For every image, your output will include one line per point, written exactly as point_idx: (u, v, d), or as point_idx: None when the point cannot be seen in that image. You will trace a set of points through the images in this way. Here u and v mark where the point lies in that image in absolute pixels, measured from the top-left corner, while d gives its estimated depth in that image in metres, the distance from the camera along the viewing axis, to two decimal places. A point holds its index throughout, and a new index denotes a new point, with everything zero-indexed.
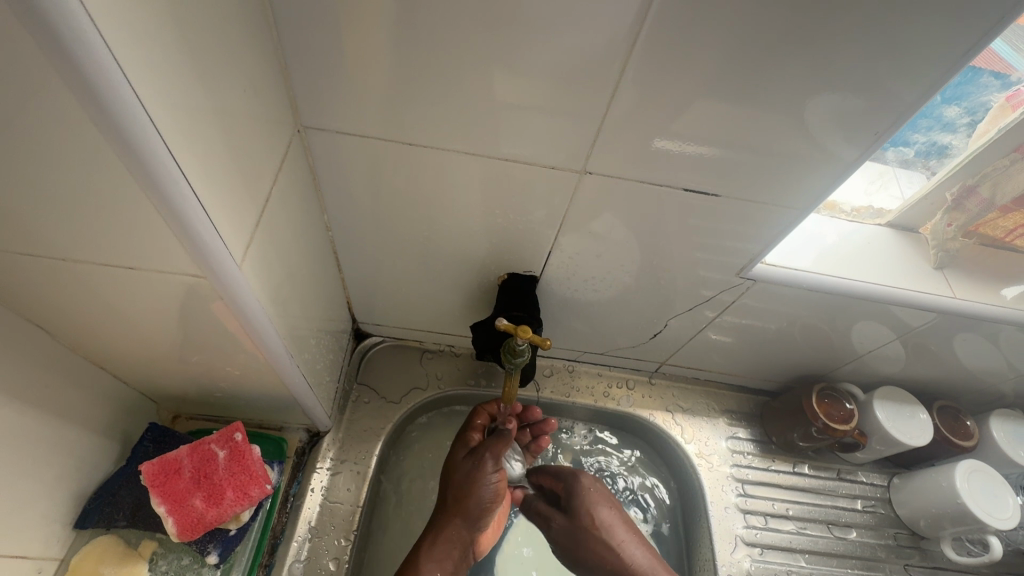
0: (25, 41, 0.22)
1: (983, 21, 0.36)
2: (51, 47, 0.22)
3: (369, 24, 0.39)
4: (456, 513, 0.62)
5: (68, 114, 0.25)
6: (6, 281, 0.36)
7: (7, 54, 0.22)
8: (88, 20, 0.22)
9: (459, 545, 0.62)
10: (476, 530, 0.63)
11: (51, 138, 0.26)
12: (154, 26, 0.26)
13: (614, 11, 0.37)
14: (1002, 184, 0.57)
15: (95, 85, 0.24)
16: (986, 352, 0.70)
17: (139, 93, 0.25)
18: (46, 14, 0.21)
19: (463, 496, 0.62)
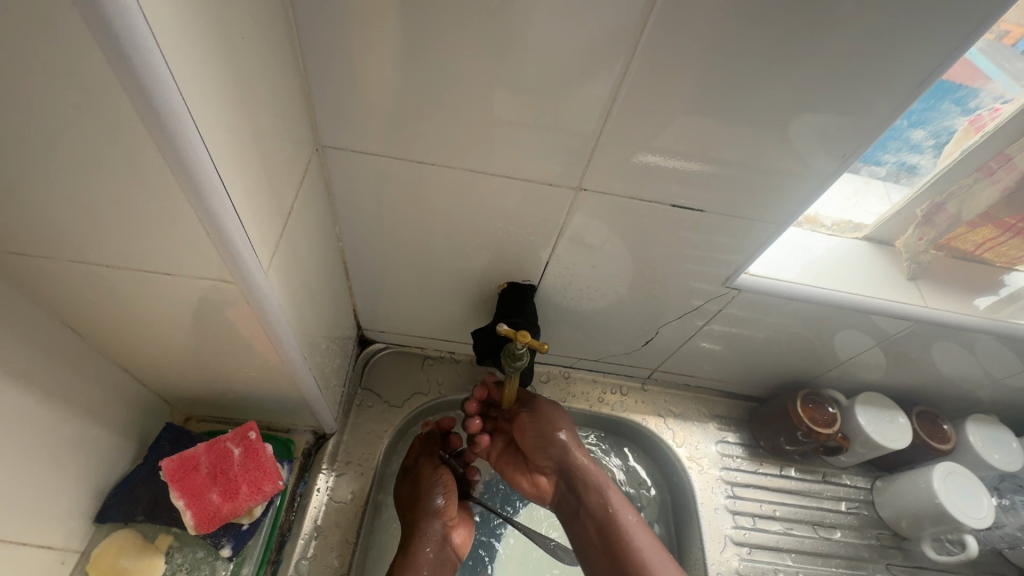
0: (106, 78, 0.25)
1: (932, 55, 0.41)
2: (131, 86, 0.26)
3: (387, 55, 0.43)
4: (417, 516, 0.65)
5: (132, 140, 0.28)
6: (52, 286, 0.40)
7: (89, 89, 0.26)
8: (162, 62, 0.26)
9: (433, 546, 0.65)
10: (448, 531, 0.66)
11: (114, 159, 0.29)
12: (210, 62, 0.30)
13: (608, 43, 0.41)
14: (967, 202, 0.61)
15: (164, 117, 0.27)
16: (960, 359, 0.73)
17: (197, 123, 0.29)
18: (130, 58, 0.25)
19: (416, 499, 0.67)
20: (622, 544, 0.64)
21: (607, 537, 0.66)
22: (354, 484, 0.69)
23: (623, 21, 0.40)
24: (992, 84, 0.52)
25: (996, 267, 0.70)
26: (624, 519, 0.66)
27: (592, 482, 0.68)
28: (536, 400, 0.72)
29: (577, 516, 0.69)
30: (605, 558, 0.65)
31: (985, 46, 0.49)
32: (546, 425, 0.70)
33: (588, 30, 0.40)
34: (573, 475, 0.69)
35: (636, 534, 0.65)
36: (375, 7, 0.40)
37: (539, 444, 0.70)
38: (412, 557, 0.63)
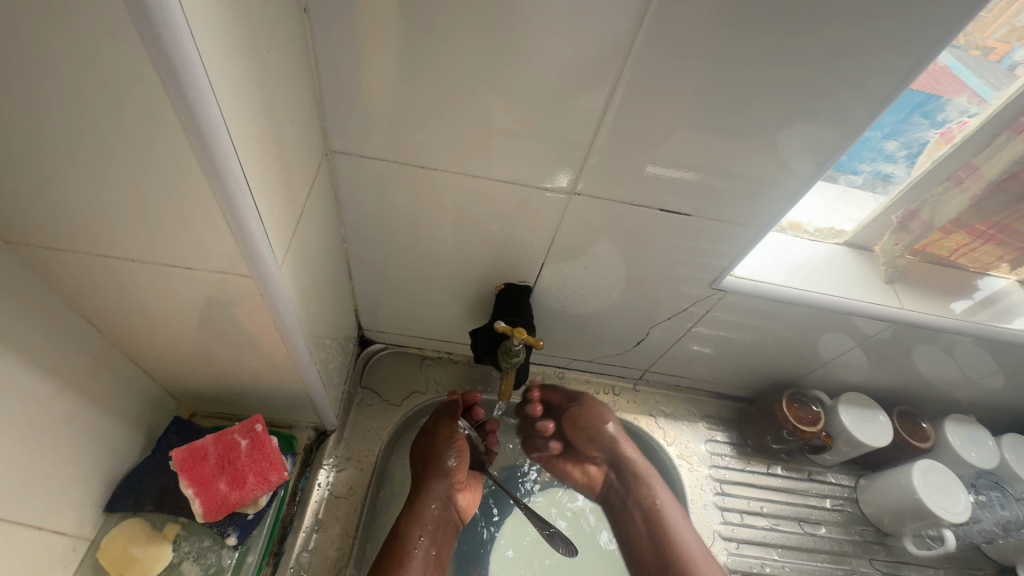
0: (153, 93, 0.28)
1: (897, 73, 0.44)
2: (177, 101, 0.29)
3: (395, 67, 0.46)
4: (427, 476, 0.72)
5: (168, 146, 0.31)
6: (77, 279, 0.42)
7: (135, 99, 0.29)
8: (206, 80, 0.29)
9: (438, 504, 0.72)
10: (453, 493, 0.73)
11: (150, 161, 0.32)
12: (241, 76, 0.33)
13: (599, 58, 0.45)
14: (939, 210, 0.64)
15: (203, 129, 0.30)
16: (938, 361, 0.77)
17: (231, 133, 0.32)
18: (179, 77, 0.28)
19: (428, 459, 0.74)
20: (668, 529, 0.76)
21: (650, 523, 0.77)
22: (354, 478, 0.71)
23: (614, 38, 0.43)
24: (958, 99, 0.56)
25: (971, 271, 0.74)
26: (668, 508, 0.77)
27: (640, 475, 0.80)
28: (583, 396, 0.84)
29: (624, 504, 0.80)
30: (650, 540, 0.76)
31: (959, 62, 0.53)
32: (596, 423, 0.82)
33: (581, 46, 0.44)
34: (621, 466, 0.81)
35: (680, 523, 0.76)
36: (385, 23, 0.43)
37: (588, 434, 0.83)
38: (417, 510, 0.71)
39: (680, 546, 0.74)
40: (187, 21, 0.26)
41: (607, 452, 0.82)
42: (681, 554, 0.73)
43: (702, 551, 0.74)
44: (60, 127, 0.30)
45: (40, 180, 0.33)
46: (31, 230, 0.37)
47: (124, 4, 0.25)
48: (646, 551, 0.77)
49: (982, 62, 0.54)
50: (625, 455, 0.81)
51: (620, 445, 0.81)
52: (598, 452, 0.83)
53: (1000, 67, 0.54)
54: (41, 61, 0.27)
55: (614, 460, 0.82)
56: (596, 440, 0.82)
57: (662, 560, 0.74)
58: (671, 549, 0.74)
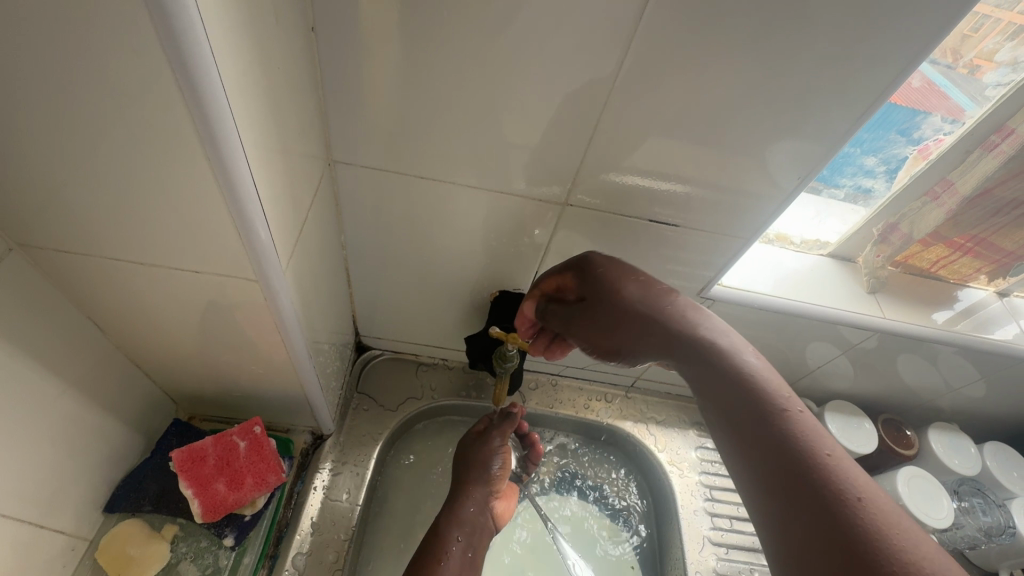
0: (174, 110, 0.30)
1: (870, 94, 0.47)
2: (197, 118, 0.31)
3: (397, 83, 0.49)
4: (469, 479, 0.72)
5: (185, 158, 0.33)
6: (86, 281, 0.44)
7: (157, 115, 0.31)
8: (224, 99, 0.31)
9: (476, 508, 0.70)
10: (491, 499, 0.72)
11: (166, 172, 0.34)
12: (255, 93, 0.35)
13: (592, 75, 0.47)
14: (918, 223, 0.67)
15: (220, 144, 0.32)
16: (921, 370, 0.79)
17: (244, 148, 0.34)
18: (200, 96, 0.30)
19: (471, 465, 0.73)
20: (776, 413, 0.40)
21: (742, 396, 0.42)
22: (350, 483, 0.72)
23: (606, 56, 0.46)
24: (934, 117, 0.58)
25: (951, 283, 0.77)
26: (769, 384, 0.42)
27: (703, 342, 0.47)
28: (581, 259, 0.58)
29: (702, 393, 0.45)
30: (758, 443, 0.39)
31: (936, 82, 0.55)
32: (609, 286, 0.54)
33: (575, 63, 0.46)
34: (682, 346, 0.48)
35: (798, 411, 0.40)
36: (390, 39, 0.46)
37: (619, 322, 0.53)
38: (457, 511, 0.68)
39: (810, 449, 0.37)
40: (209, 41, 0.28)
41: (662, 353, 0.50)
42: (821, 470, 0.36)
43: (868, 480, 0.36)
44: (81, 135, 0.32)
45: (59, 183, 0.35)
46: (45, 232, 0.39)
47: (152, 25, 0.27)
48: (767, 475, 0.38)
49: (965, 77, 0.56)
50: (676, 325, 0.49)
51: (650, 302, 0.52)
52: (646, 349, 0.51)
53: (987, 86, 0.56)
54: (70, 73, 0.29)
55: (670, 342, 0.49)
56: (633, 329, 0.52)
57: (793, 482, 0.36)
58: (795, 448, 0.38)
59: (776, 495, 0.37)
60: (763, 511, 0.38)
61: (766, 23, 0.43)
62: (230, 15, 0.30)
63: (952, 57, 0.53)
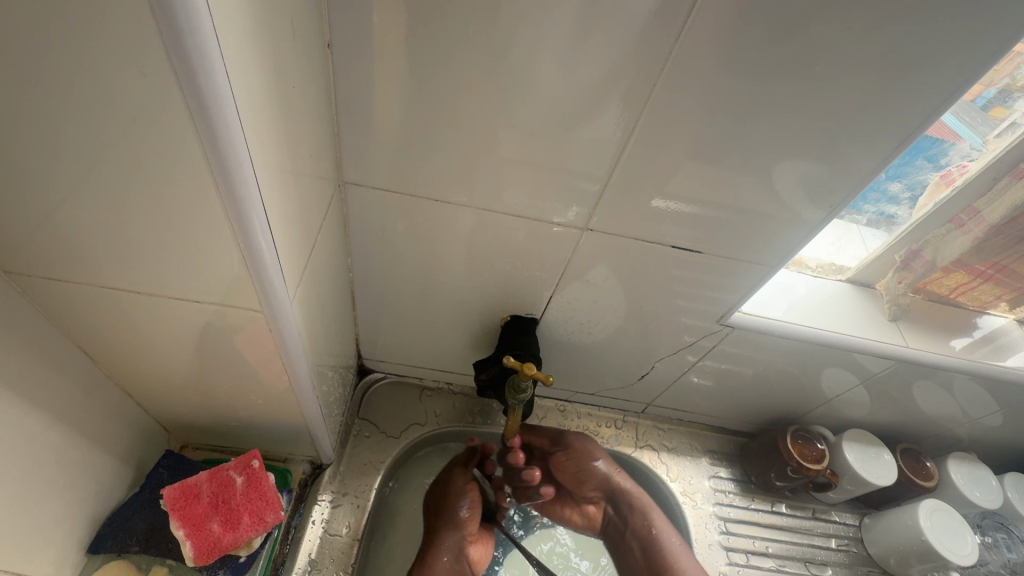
0: (187, 137, 0.28)
1: (908, 122, 0.45)
2: (211, 148, 0.28)
3: (416, 101, 0.46)
4: (438, 526, 0.72)
5: (194, 186, 0.31)
6: (79, 309, 0.41)
7: (167, 140, 0.28)
8: (239, 128, 0.29)
9: (450, 556, 0.70)
10: (465, 545, 0.72)
11: (171, 198, 0.32)
12: (270, 116, 0.32)
13: (620, 97, 0.45)
14: (942, 249, 0.65)
15: (232, 174, 0.30)
16: (939, 398, 0.77)
17: (258, 177, 0.32)
18: (215, 125, 0.27)
19: (440, 509, 0.73)
20: (659, 547, 0.74)
21: (651, 554, 0.74)
22: (351, 516, 0.68)
23: (636, 79, 0.44)
24: (960, 144, 0.57)
25: (970, 310, 0.75)
26: (664, 535, 0.75)
27: (635, 502, 0.77)
28: (567, 438, 0.78)
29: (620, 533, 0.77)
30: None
31: (961, 108, 0.55)
32: (585, 453, 0.78)
33: (604, 86, 0.44)
34: (616, 497, 0.77)
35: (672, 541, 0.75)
36: (410, 59, 0.43)
37: (580, 475, 0.78)
38: (428, 562, 0.69)
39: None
40: (221, 52, 0.26)
41: (603, 491, 0.78)
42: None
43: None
44: (81, 161, 0.29)
45: (52, 206, 0.32)
46: (37, 258, 0.36)
47: (159, 33, 0.24)
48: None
49: (965, 102, 0.54)
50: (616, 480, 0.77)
51: (616, 479, 0.77)
52: (588, 490, 0.78)
53: (976, 106, 0.55)
54: (68, 88, 0.26)
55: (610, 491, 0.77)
56: (589, 481, 0.78)
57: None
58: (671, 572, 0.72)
59: None
60: None
61: (805, 47, 0.41)
62: (245, 27, 0.28)
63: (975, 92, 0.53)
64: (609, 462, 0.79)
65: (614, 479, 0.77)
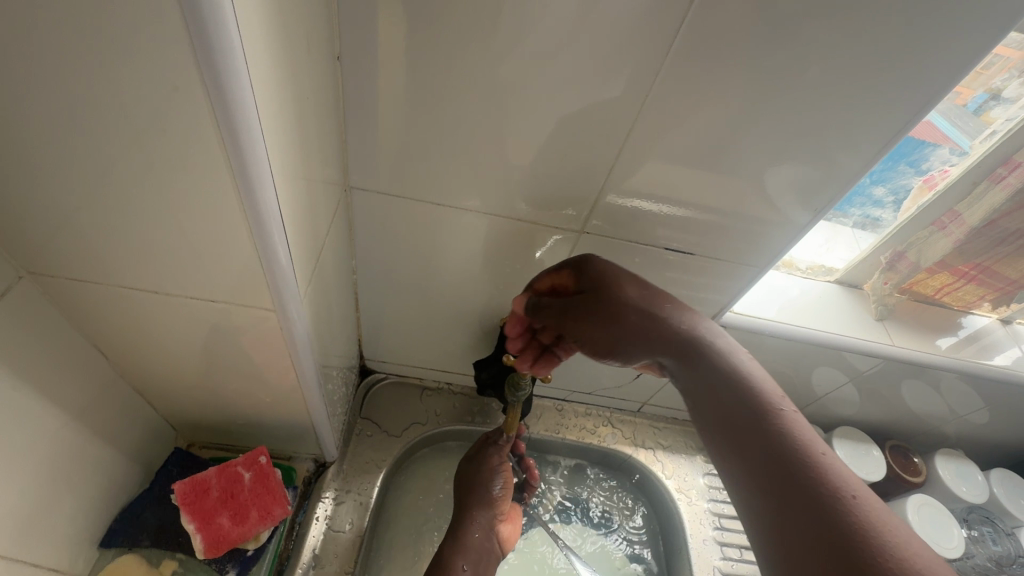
0: (211, 147, 0.30)
1: (888, 128, 0.48)
2: (234, 157, 0.30)
3: (420, 109, 0.48)
4: (470, 502, 0.70)
5: (214, 192, 0.33)
6: (97, 308, 0.43)
7: (192, 150, 0.30)
8: (260, 138, 0.31)
9: (481, 533, 0.68)
10: (495, 523, 0.70)
11: (192, 204, 0.34)
12: (286, 126, 0.34)
13: (617, 106, 0.47)
14: (926, 251, 0.67)
15: (252, 180, 0.32)
16: (925, 395, 0.79)
17: (275, 184, 0.34)
18: (239, 135, 0.29)
19: (472, 487, 0.71)
20: (775, 419, 0.40)
21: (735, 404, 0.42)
22: (353, 513, 0.70)
23: (632, 86, 0.46)
24: (941, 150, 0.60)
25: (955, 310, 0.78)
26: (761, 387, 0.42)
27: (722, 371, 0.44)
28: (592, 262, 0.51)
29: (701, 380, 0.44)
30: (767, 468, 0.38)
31: (950, 111, 0.58)
32: (608, 276, 0.50)
33: (600, 94, 0.47)
34: (672, 346, 0.47)
35: (806, 430, 0.40)
36: (418, 70, 0.46)
37: (612, 325, 0.48)
38: (462, 539, 0.66)
39: (826, 488, 0.36)
40: (247, 66, 0.28)
41: (653, 353, 0.48)
42: (847, 513, 0.35)
43: (869, 491, 0.37)
44: (111, 169, 0.31)
45: (81, 211, 0.34)
46: (61, 260, 0.38)
47: (192, 52, 0.26)
48: (792, 531, 0.36)
49: (953, 107, 0.57)
50: (675, 324, 0.48)
51: (658, 301, 0.49)
52: (633, 354, 0.49)
53: (966, 110, 0.58)
54: (107, 102, 0.28)
55: (665, 346, 0.47)
56: (631, 330, 0.48)
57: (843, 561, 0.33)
58: (807, 476, 0.37)
59: (769, 526, 0.37)
60: (759, 539, 0.38)
61: (791, 58, 0.43)
62: (268, 44, 0.30)
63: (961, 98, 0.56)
64: (646, 284, 0.50)
65: (652, 304, 0.49)
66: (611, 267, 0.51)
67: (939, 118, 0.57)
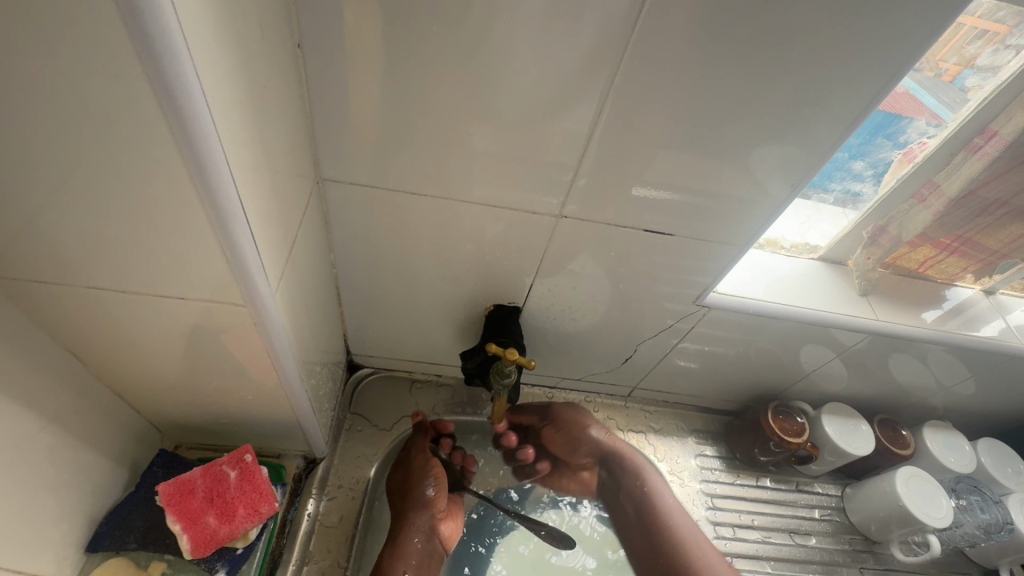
0: (165, 142, 0.29)
1: (861, 98, 0.47)
2: (188, 151, 0.30)
3: (384, 96, 0.47)
4: (408, 509, 0.71)
5: (172, 187, 0.32)
6: (65, 312, 0.42)
7: (147, 144, 0.30)
8: (213, 130, 0.30)
9: (421, 537, 0.70)
10: (435, 524, 0.72)
11: (152, 200, 0.33)
12: (241, 116, 0.34)
13: (585, 85, 0.46)
14: (906, 225, 0.67)
15: (209, 175, 0.31)
16: (913, 368, 0.79)
17: (234, 178, 0.33)
18: (191, 128, 0.29)
19: (407, 492, 0.73)
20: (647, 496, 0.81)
21: (646, 514, 0.80)
22: (344, 507, 0.70)
23: (599, 63, 0.45)
24: (917, 121, 0.59)
25: (939, 283, 0.78)
26: (656, 491, 0.81)
27: (627, 465, 0.84)
28: (555, 411, 0.85)
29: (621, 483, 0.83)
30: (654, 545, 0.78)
31: (938, 86, 0.58)
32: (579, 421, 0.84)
33: (568, 74, 0.46)
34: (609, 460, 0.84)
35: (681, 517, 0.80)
36: (379, 56, 0.45)
37: (571, 444, 0.84)
38: (400, 545, 0.69)
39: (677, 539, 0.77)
40: (190, 54, 0.27)
41: (594, 456, 0.84)
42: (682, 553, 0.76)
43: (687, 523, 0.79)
44: (59, 167, 0.30)
45: (34, 213, 0.33)
46: (22, 263, 0.37)
47: (134, 48, 0.25)
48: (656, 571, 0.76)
49: (938, 82, 0.57)
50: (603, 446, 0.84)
51: (600, 433, 0.85)
52: (582, 456, 0.85)
53: (953, 87, 0.57)
54: (50, 98, 0.27)
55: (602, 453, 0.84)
56: (581, 447, 0.84)
57: None
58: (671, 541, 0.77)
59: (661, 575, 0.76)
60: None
61: (760, 29, 0.42)
62: (213, 33, 0.29)
63: (932, 67, 0.55)
64: (594, 421, 0.86)
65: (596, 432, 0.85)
66: (579, 411, 0.85)
67: (923, 92, 0.57)
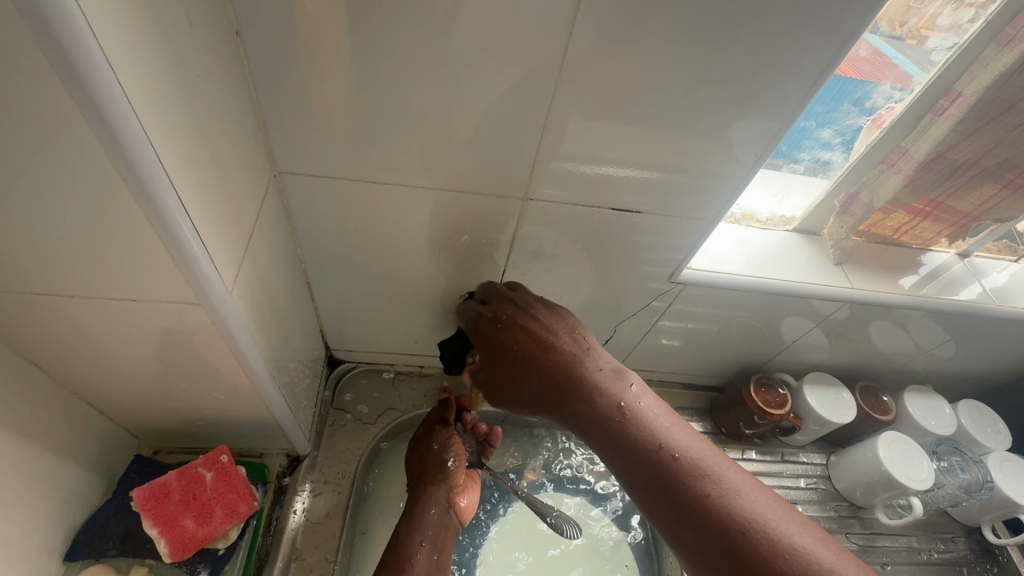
0: (92, 145, 0.29)
1: (818, 64, 0.46)
2: (116, 154, 0.29)
3: (332, 84, 0.46)
4: (425, 479, 0.69)
5: (107, 191, 0.31)
6: (16, 323, 0.41)
7: (74, 149, 0.29)
8: (141, 131, 0.30)
9: (438, 509, 0.68)
10: (452, 496, 0.69)
11: (89, 207, 0.32)
12: (171, 113, 0.33)
13: (536, 62, 0.45)
14: (877, 191, 0.68)
15: (144, 176, 0.31)
16: (892, 335, 0.80)
17: (171, 178, 0.33)
18: (118, 128, 0.28)
19: (425, 465, 0.71)
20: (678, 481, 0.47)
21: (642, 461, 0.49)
22: (332, 502, 0.70)
23: (549, 38, 0.44)
24: (883, 85, 0.58)
25: (915, 248, 0.78)
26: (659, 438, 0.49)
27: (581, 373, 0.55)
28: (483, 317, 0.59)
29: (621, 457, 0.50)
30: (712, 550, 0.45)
31: (912, 51, 0.57)
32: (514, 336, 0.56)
33: (517, 53, 0.44)
34: None
35: (751, 500, 0.45)
36: (320, 43, 0.43)
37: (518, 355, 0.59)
38: (418, 516, 0.66)
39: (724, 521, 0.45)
40: (103, 52, 0.26)
41: None
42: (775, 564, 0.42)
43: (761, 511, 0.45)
44: None
45: None
46: None
47: (34, 39, 0.24)
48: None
49: (915, 49, 0.57)
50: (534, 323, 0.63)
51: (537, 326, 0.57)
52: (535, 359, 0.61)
53: (935, 51, 0.57)
54: None
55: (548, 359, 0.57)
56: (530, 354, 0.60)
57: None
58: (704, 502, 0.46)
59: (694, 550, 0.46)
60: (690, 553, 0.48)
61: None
62: (128, 28, 0.28)
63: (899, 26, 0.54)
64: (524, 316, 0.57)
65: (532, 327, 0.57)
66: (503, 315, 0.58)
67: (902, 58, 0.57)
